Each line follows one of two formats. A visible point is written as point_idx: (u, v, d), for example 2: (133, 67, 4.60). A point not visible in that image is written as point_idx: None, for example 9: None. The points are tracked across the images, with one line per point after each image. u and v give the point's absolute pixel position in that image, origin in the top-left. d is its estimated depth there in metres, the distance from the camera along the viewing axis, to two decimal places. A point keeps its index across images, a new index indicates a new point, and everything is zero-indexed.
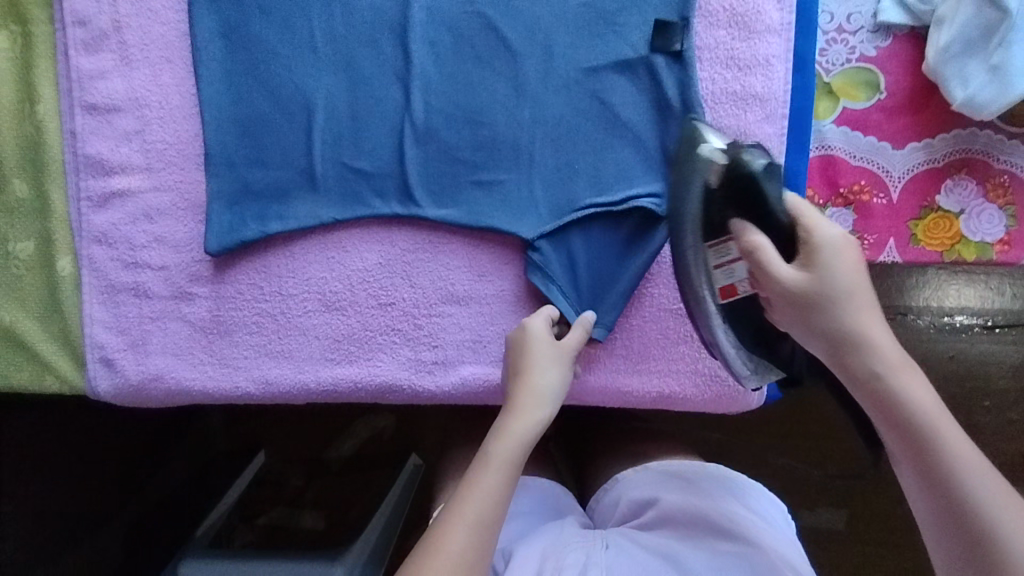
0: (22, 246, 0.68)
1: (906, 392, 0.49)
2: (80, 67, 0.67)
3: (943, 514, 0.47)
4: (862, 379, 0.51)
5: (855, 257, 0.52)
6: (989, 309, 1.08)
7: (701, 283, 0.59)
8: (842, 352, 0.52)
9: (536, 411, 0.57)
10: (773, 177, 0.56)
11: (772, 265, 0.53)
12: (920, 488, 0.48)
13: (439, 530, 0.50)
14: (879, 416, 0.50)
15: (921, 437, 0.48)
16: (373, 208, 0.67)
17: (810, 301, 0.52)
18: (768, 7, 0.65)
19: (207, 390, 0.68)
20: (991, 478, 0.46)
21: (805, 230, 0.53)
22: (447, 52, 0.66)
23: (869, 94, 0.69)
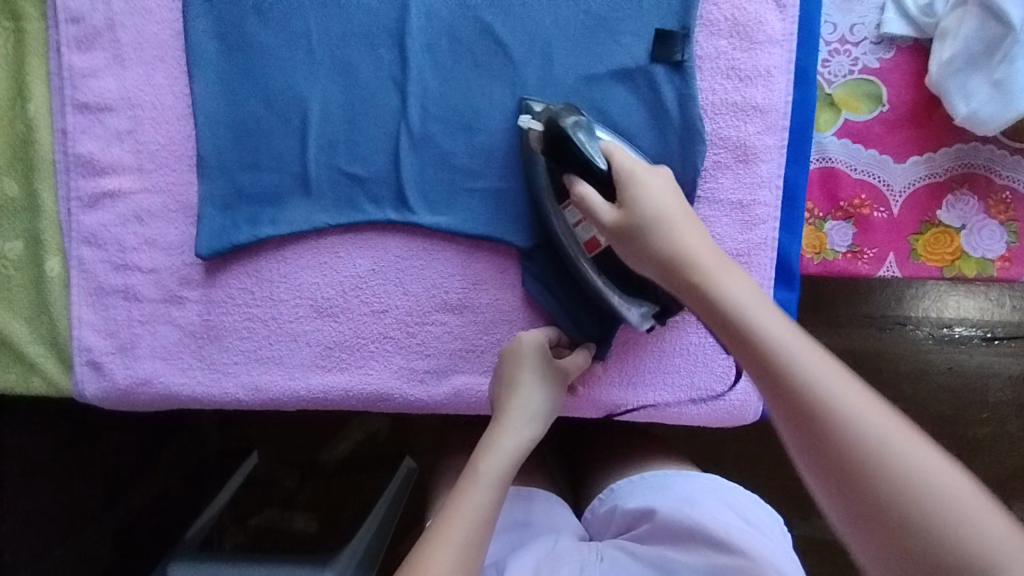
0: (11, 245, 0.67)
1: (726, 291, 0.48)
2: (73, 65, 0.66)
3: (782, 409, 0.42)
4: (689, 289, 0.49)
5: (661, 181, 0.54)
6: (989, 320, 1.07)
7: (569, 246, 0.62)
8: (670, 266, 0.51)
9: (528, 427, 0.57)
10: (586, 129, 0.57)
11: (596, 208, 0.54)
12: (765, 393, 0.44)
13: (426, 547, 0.47)
14: (712, 325, 0.48)
15: (745, 335, 0.45)
16: (366, 213, 0.66)
17: (627, 228, 0.53)
18: (770, 17, 0.64)
19: (195, 396, 0.68)
20: (815, 356, 0.43)
21: (618, 167, 0.54)
22: (444, 57, 0.65)
23: (871, 106, 0.68)
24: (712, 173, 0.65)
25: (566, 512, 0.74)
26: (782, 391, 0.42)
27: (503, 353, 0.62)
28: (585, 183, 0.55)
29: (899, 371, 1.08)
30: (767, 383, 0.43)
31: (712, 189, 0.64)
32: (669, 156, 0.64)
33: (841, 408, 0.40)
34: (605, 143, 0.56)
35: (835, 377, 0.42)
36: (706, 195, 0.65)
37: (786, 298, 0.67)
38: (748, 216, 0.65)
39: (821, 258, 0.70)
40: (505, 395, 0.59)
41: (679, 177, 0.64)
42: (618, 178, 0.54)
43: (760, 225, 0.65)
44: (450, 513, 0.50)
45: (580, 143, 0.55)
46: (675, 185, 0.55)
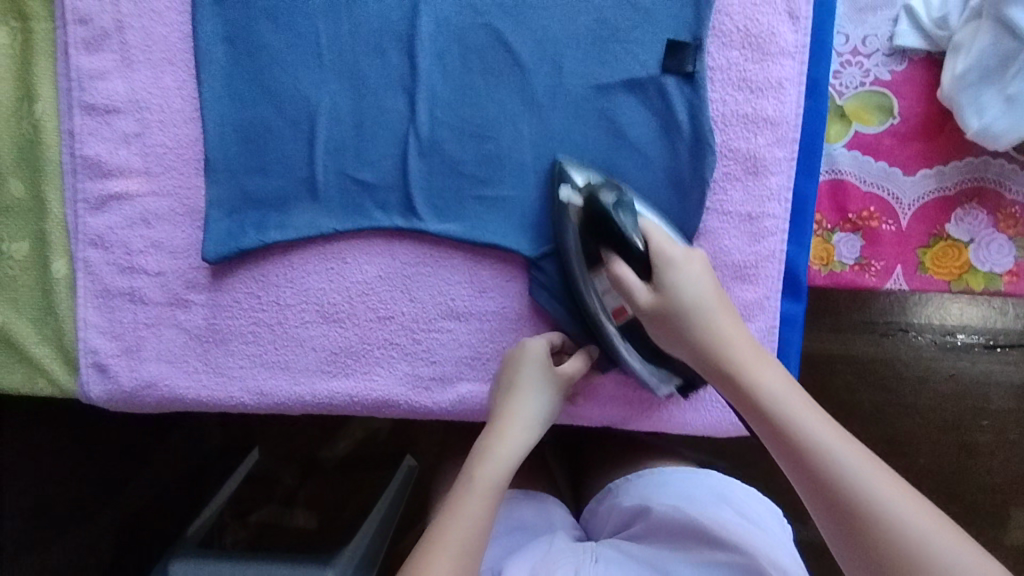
0: (17, 246, 0.67)
1: (762, 383, 0.53)
2: (81, 66, 0.66)
3: (820, 498, 0.48)
4: (727, 378, 0.54)
5: (698, 265, 0.57)
6: (992, 328, 1.07)
7: (596, 308, 0.63)
8: (708, 355, 0.55)
9: (523, 438, 0.59)
10: (626, 207, 0.59)
11: (633, 288, 0.57)
12: (802, 483, 0.49)
13: (424, 558, 0.50)
14: (749, 414, 0.53)
15: (782, 429, 0.51)
16: (374, 220, 0.65)
17: (668, 314, 0.56)
18: (783, 29, 0.64)
19: (201, 399, 0.68)
20: (847, 448, 0.48)
21: (656, 248, 0.57)
22: (454, 65, 0.65)
23: (882, 118, 0.68)
24: (721, 185, 0.65)
25: (565, 513, 0.74)
26: (821, 486, 0.48)
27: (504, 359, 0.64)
28: (622, 262, 0.58)
29: (902, 378, 1.08)
30: (806, 476, 0.49)
31: (720, 201, 0.64)
32: (678, 167, 0.64)
33: (874, 500, 0.46)
34: (644, 222, 0.58)
35: (866, 468, 0.47)
36: (715, 206, 0.65)
37: (793, 310, 0.67)
38: (756, 228, 0.65)
39: (829, 269, 0.70)
40: (502, 402, 0.60)
41: (688, 188, 0.64)
42: (656, 263, 0.57)
43: (769, 238, 0.65)
44: (445, 522, 0.53)
45: (622, 223, 0.58)
46: (711, 267, 0.58)
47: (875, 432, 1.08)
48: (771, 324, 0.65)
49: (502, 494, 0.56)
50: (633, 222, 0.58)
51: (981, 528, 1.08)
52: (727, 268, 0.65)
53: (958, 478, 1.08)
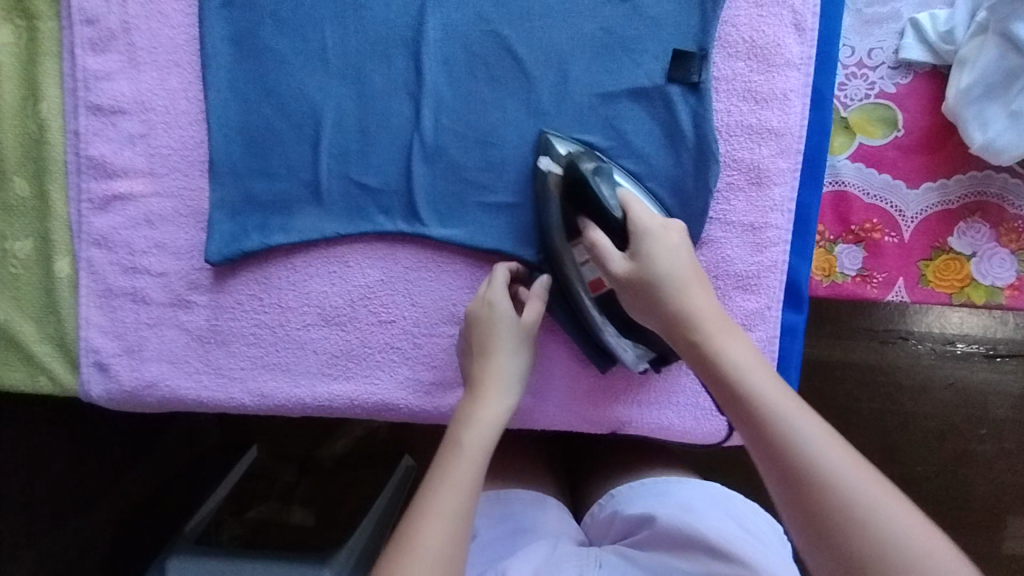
0: (21, 244, 0.67)
1: (729, 353, 0.50)
2: (87, 66, 0.66)
3: (779, 470, 0.46)
4: (693, 347, 0.52)
5: (673, 238, 0.55)
6: (992, 337, 1.07)
7: (574, 282, 0.63)
8: (676, 324, 0.53)
9: (503, 395, 0.58)
10: (604, 176, 0.59)
11: (607, 257, 0.56)
12: (761, 454, 0.47)
13: (415, 525, 0.50)
14: (713, 384, 0.51)
15: (746, 399, 0.48)
16: (377, 224, 0.66)
17: (637, 283, 0.54)
18: (789, 41, 0.64)
19: (202, 400, 0.68)
20: (813, 424, 0.46)
21: (634, 218, 0.56)
22: (460, 71, 0.65)
23: (885, 131, 0.68)
24: (725, 195, 0.65)
25: (564, 512, 0.74)
26: (781, 459, 0.45)
27: (468, 316, 0.61)
28: (598, 231, 0.58)
29: (901, 386, 1.08)
30: (766, 449, 0.46)
31: (722, 210, 0.65)
32: (682, 177, 0.64)
33: (833, 475, 0.44)
34: (622, 192, 0.58)
35: (828, 444, 0.45)
36: (718, 216, 0.65)
37: (794, 320, 0.67)
38: (758, 238, 0.65)
39: (830, 280, 0.70)
40: (477, 364, 0.59)
41: (690, 197, 0.64)
42: (632, 233, 0.56)
43: (771, 248, 0.65)
44: (434, 487, 0.52)
45: (598, 191, 0.58)
46: (688, 240, 0.56)
47: (874, 440, 1.08)
48: (771, 334, 0.65)
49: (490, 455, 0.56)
50: (611, 191, 0.58)
51: (977, 538, 1.08)
52: (729, 278, 0.65)
53: (956, 487, 1.08)
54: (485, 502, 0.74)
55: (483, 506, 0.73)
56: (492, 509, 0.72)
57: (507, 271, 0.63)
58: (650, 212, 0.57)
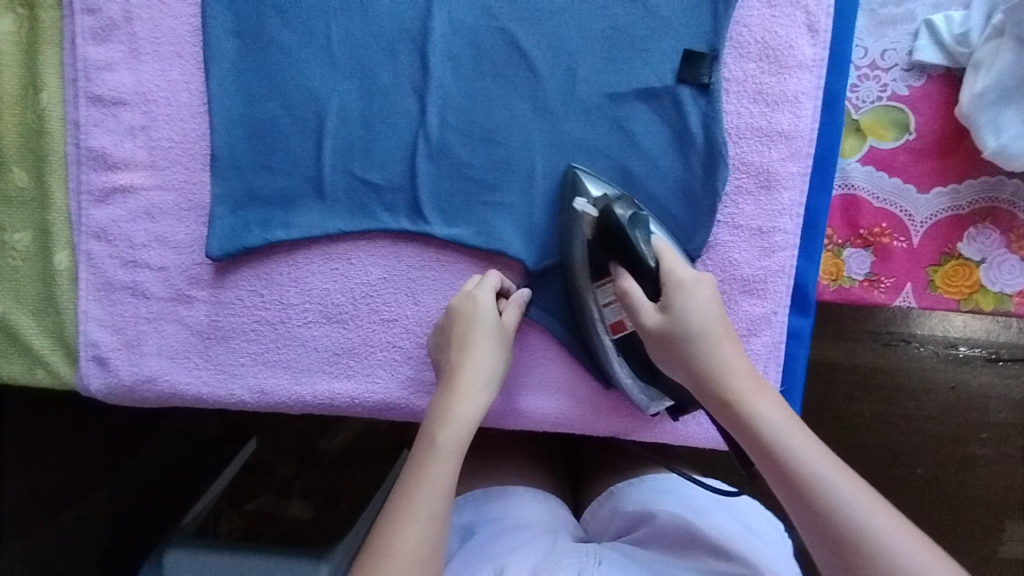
0: (20, 236, 0.67)
1: (768, 420, 0.50)
2: (87, 56, 0.65)
3: (826, 537, 0.46)
4: (731, 412, 0.51)
5: (706, 292, 0.55)
6: (995, 341, 1.06)
7: (594, 322, 0.62)
8: (712, 386, 0.53)
9: (480, 392, 0.57)
10: (641, 226, 0.57)
11: (638, 308, 0.55)
12: (805, 519, 0.47)
13: (391, 529, 0.50)
14: (752, 450, 0.50)
15: (788, 469, 0.48)
16: (380, 221, 0.65)
17: (672, 340, 0.54)
18: (801, 42, 0.63)
19: (201, 396, 0.67)
20: (855, 485, 0.47)
21: (667, 269, 0.55)
22: (466, 68, 0.64)
23: (897, 134, 0.67)
24: (733, 198, 0.64)
25: (565, 513, 0.73)
26: (828, 525, 0.46)
27: (452, 310, 0.61)
28: (631, 279, 0.57)
29: (903, 389, 1.07)
30: (813, 523, 0.47)
31: (731, 215, 0.64)
32: (691, 180, 0.63)
33: (883, 547, 0.44)
34: (657, 241, 0.57)
35: (876, 516, 0.45)
36: (726, 219, 0.64)
37: (800, 325, 0.66)
38: (766, 242, 0.64)
39: (837, 284, 0.70)
40: (455, 357, 0.59)
41: (698, 200, 0.63)
42: (666, 286, 0.55)
43: (779, 252, 0.64)
44: (408, 489, 0.52)
45: (633, 239, 0.57)
46: (718, 292, 0.56)
47: (875, 442, 1.07)
48: (778, 339, 0.65)
49: (464, 451, 0.55)
50: (647, 241, 0.57)
51: (976, 542, 1.07)
52: (735, 282, 0.64)
53: (957, 491, 1.07)
54: (480, 500, 0.73)
55: (478, 504, 0.72)
56: (487, 506, 0.72)
57: (498, 276, 0.64)
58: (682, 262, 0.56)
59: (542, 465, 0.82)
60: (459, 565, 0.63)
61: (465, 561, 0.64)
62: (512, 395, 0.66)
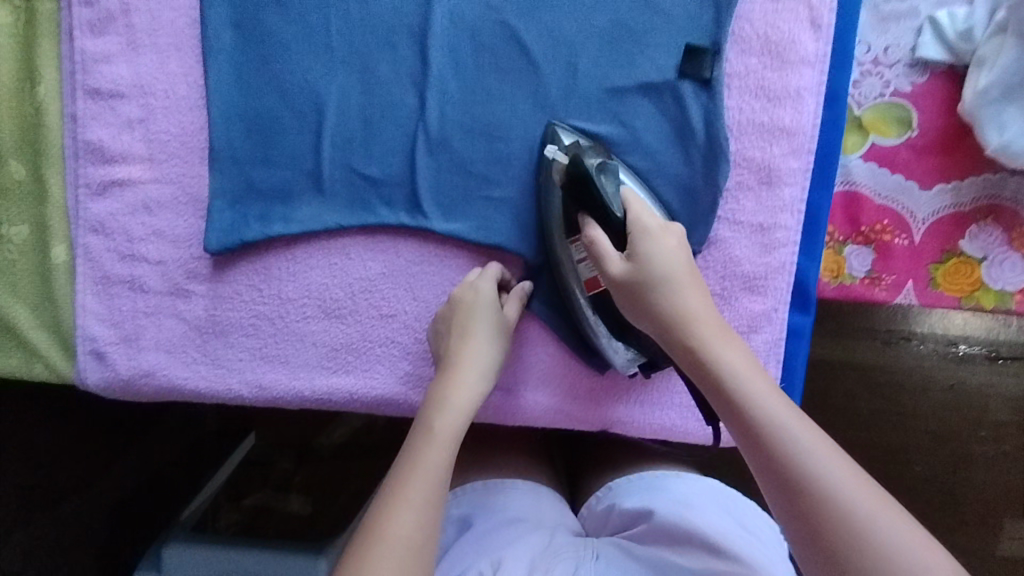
0: (17, 230, 0.66)
1: (728, 362, 0.48)
2: (85, 49, 0.64)
3: (776, 477, 0.44)
4: (690, 354, 0.50)
5: (672, 240, 0.54)
6: (995, 339, 1.06)
7: (570, 278, 0.62)
8: (673, 329, 0.51)
9: (477, 383, 0.58)
10: (609, 172, 0.58)
11: (605, 258, 0.55)
12: (756, 459, 0.45)
13: (386, 511, 0.49)
14: (711, 393, 0.49)
15: (744, 410, 0.46)
16: (379, 215, 0.64)
17: (633, 283, 0.53)
18: (804, 37, 0.62)
19: (199, 391, 0.67)
20: (810, 429, 0.45)
21: (634, 218, 0.55)
22: (466, 61, 0.64)
23: (900, 131, 0.67)
24: (734, 194, 0.64)
25: (563, 508, 0.73)
26: (778, 464, 0.44)
27: (452, 300, 0.62)
28: (598, 228, 0.56)
29: (902, 387, 1.07)
30: (768, 465, 0.44)
31: (731, 211, 0.63)
32: (692, 175, 0.63)
33: (835, 491, 0.42)
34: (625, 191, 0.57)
35: (830, 458, 0.44)
36: (727, 215, 0.64)
37: (801, 322, 0.66)
38: (767, 239, 0.64)
39: (838, 282, 0.69)
40: (454, 346, 0.59)
41: (699, 195, 0.63)
42: (631, 232, 0.54)
43: (780, 249, 0.64)
44: (404, 473, 0.52)
45: (600, 185, 0.57)
46: (684, 244, 0.55)
47: (874, 440, 1.07)
48: (777, 336, 0.64)
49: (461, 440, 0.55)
50: (614, 187, 0.57)
51: (973, 539, 1.07)
52: (735, 279, 0.64)
53: (954, 489, 1.07)
54: (477, 492, 0.73)
55: (475, 496, 0.72)
56: (485, 499, 0.72)
57: (499, 267, 0.64)
58: (650, 214, 0.56)
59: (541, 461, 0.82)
60: (456, 558, 0.63)
61: (462, 553, 0.64)
62: (511, 390, 0.66)
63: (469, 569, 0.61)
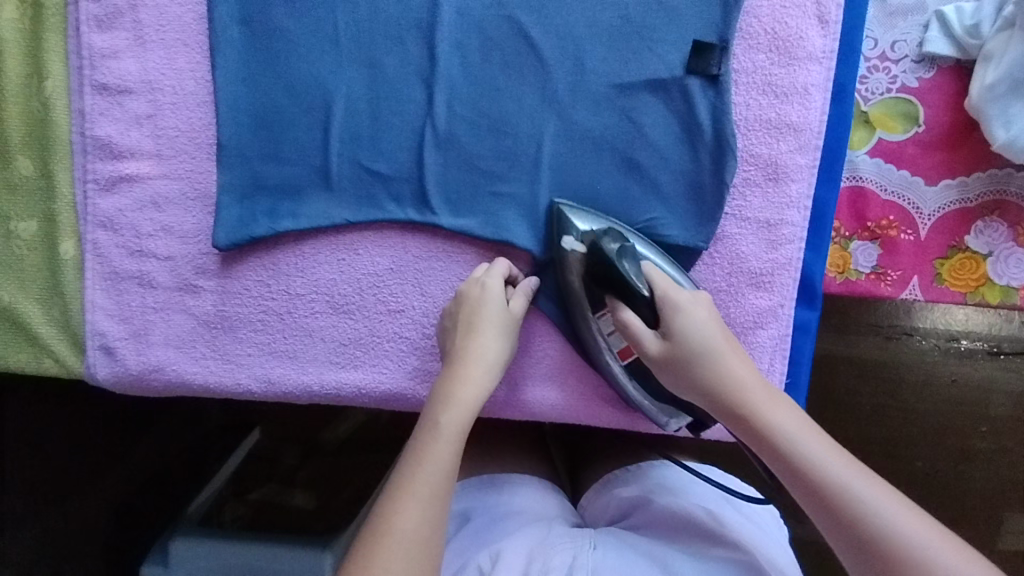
0: (25, 225, 0.67)
1: (785, 431, 0.51)
2: (93, 44, 0.64)
3: (850, 539, 0.47)
4: (747, 426, 0.53)
5: (705, 309, 0.56)
6: (997, 335, 1.06)
7: (602, 353, 0.62)
8: (727, 402, 0.54)
9: (482, 378, 0.58)
10: (630, 255, 0.59)
11: (641, 337, 0.57)
12: (829, 522, 0.48)
13: (393, 507, 0.51)
14: (772, 462, 0.51)
15: (809, 477, 0.49)
16: (388, 211, 0.65)
17: (678, 360, 0.55)
18: (811, 33, 0.62)
19: (208, 385, 0.67)
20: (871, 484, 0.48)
21: (663, 292, 0.57)
22: (474, 58, 0.64)
23: (906, 126, 0.67)
24: (741, 190, 0.64)
25: (566, 503, 0.74)
26: (851, 526, 0.47)
27: (460, 295, 0.62)
28: (628, 311, 0.59)
29: (904, 382, 1.07)
30: (841, 528, 0.48)
31: (738, 207, 0.64)
32: (700, 172, 0.63)
33: (908, 543, 0.45)
34: (646, 266, 0.59)
35: (897, 511, 0.47)
36: (734, 212, 0.64)
37: (807, 317, 0.66)
38: (774, 235, 0.64)
39: (844, 277, 0.70)
40: (460, 341, 0.60)
41: (706, 192, 0.63)
42: (664, 308, 0.56)
43: (787, 245, 0.64)
44: (410, 469, 0.53)
45: (625, 272, 0.58)
46: (716, 310, 0.57)
47: (876, 434, 1.08)
48: (783, 331, 0.65)
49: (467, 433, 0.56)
50: (638, 272, 0.58)
51: (974, 533, 1.08)
52: (742, 275, 0.64)
53: (956, 484, 1.08)
54: (477, 485, 0.73)
55: (474, 489, 0.73)
56: (486, 492, 0.72)
57: (507, 264, 0.64)
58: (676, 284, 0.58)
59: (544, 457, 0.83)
60: (456, 551, 0.64)
61: (462, 546, 0.64)
62: (518, 385, 0.66)
63: (469, 561, 0.62)
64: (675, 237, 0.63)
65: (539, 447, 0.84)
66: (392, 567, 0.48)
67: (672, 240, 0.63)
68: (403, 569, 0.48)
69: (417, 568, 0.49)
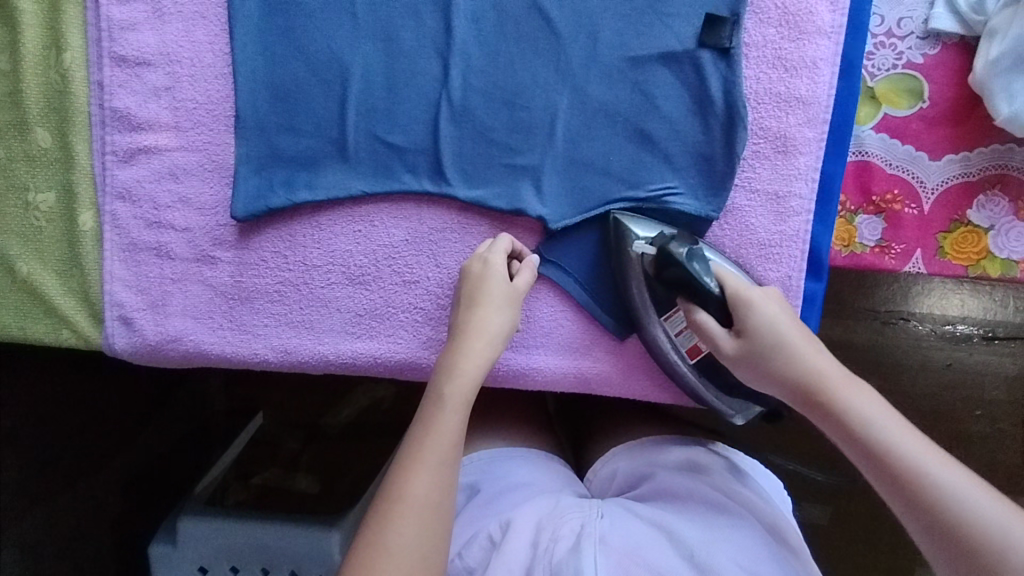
0: (44, 196, 0.67)
1: (866, 415, 0.54)
2: (111, 16, 0.65)
3: (919, 514, 0.51)
4: (826, 410, 0.56)
5: (777, 305, 0.59)
6: (991, 320, 1.08)
7: (672, 354, 0.65)
8: (807, 388, 0.57)
9: (484, 350, 0.59)
10: (699, 258, 0.60)
11: (718, 338, 0.60)
12: (900, 500, 0.52)
13: (405, 474, 0.53)
14: (859, 458, 0.54)
15: (885, 457, 0.52)
16: (402, 182, 0.66)
17: (755, 352, 0.59)
18: (821, 8, 0.63)
19: (225, 355, 0.68)
20: (941, 461, 0.51)
21: (732, 293, 0.59)
22: (490, 31, 0.65)
23: (911, 102, 0.68)
24: (750, 162, 0.65)
25: (570, 472, 0.75)
26: (921, 505, 0.50)
27: (463, 271, 0.63)
28: (703, 312, 0.61)
29: (900, 366, 1.09)
30: (912, 506, 0.51)
31: (748, 179, 0.65)
32: (710, 144, 0.64)
33: (976, 517, 0.49)
34: (713, 266, 0.60)
35: (968, 485, 0.50)
36: (743, 183, 0.65)
37: (814, 288, 0.67)
38: (782, 207, 0.65)
39: (849, 250, 0.72)
40: (463, 316, 0.61)
41: (716, 164, 0.64)
42: (735, 306, 0.59)
43: (794, 217, 0.65)
44: (420, 438, 0.55)
45: (697, 275, 0.59)
46: (785, 303, 0.60)
47: None
48: (791, 303, 0.66)
49: (471, 405, 0.58)
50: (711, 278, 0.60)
51: None
52: (752, 246, 0.66)
53: None
54: (488, 460, 0.75)
55: (483, 464, 0.74)
56: (495, 465, 0.74)
57: (510, 239, 0.65)
58: (744, 281, 0.60)
59: (548, 429, 0.85)
60: (467, 521, 0.65)
61: (472, 516, 0.66)
62: (530, 355, 0.68)
63: (479, 530, 0.63)
64: (684, 206, 0.65)
65: (543, 419, 0.86)
66: (406, 530, 0.50)
67: (684, 210, 0.65)
68: (417, 533, 0.50)
69: (430, 532, 0.51)
